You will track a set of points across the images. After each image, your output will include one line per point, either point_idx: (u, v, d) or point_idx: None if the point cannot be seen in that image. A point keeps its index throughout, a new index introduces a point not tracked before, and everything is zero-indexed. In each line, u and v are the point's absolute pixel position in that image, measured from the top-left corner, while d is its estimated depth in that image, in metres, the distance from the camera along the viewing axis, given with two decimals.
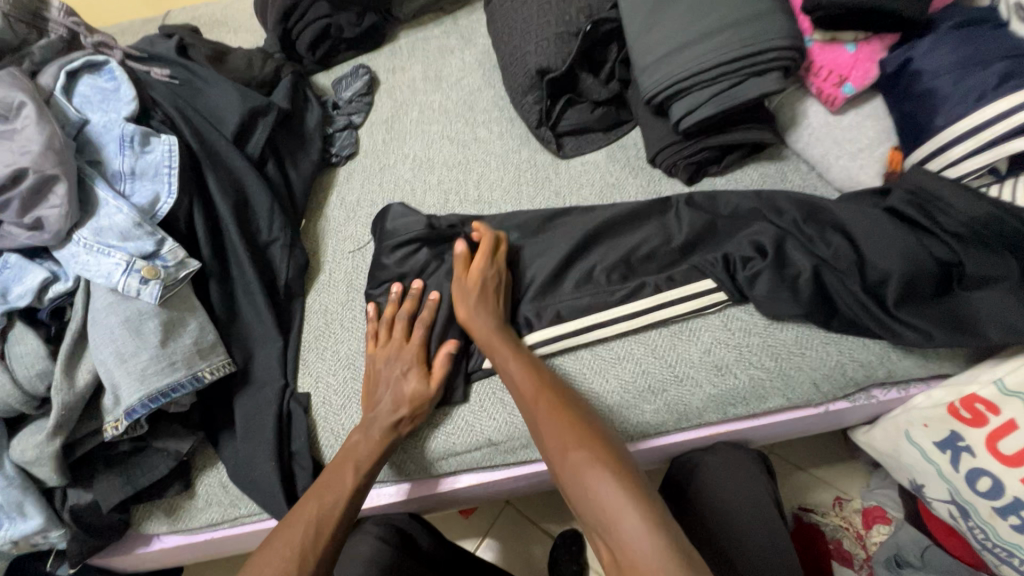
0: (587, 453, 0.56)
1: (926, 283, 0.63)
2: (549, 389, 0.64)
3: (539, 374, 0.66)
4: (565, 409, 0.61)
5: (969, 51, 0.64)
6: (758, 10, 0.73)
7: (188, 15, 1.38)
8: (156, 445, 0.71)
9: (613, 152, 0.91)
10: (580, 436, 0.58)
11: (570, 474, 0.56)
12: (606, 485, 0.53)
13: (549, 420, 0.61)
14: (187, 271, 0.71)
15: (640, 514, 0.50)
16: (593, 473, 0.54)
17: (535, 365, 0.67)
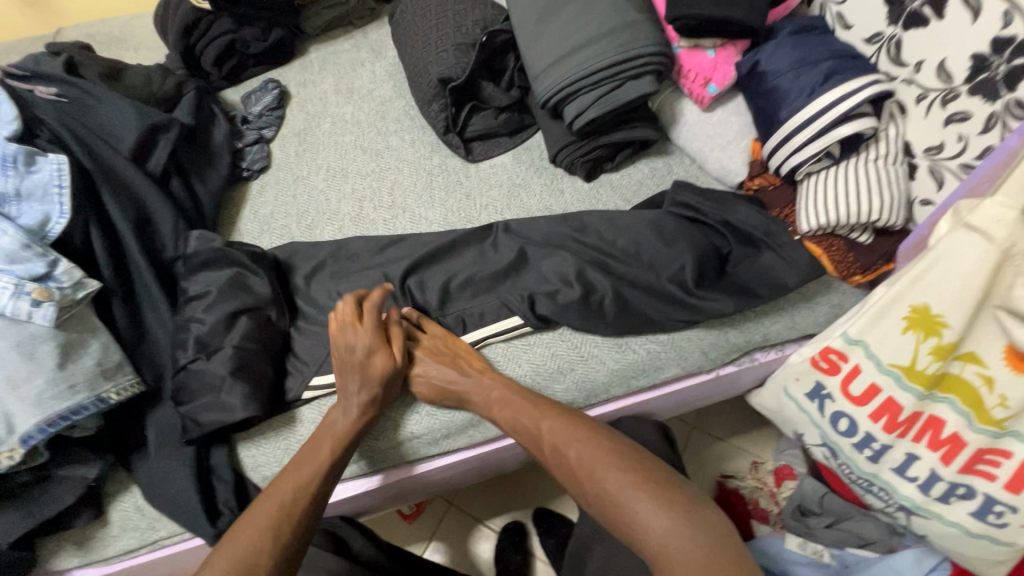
0: (603, 470, 0.61)
1: (711, 266, 0.76)
2: (550, 423, 0.66)
3: (536, 411, 0.68)
4: (582, 436, 0.64)
5: (802, 53, 0.74)
6: (629, 20, 0.82)
7: (81, 31, 1.33)
8: (60, 473, 0.69)
9: (518, 155, 0.97)
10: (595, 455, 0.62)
11: (600, 500, 0.59)
12: (635, 503, 0.57)
13: (559, 454, 0.64)
14: (86, 291, 0.70)
15: (667, 514, 0.56)
16: (617, 489, 0.59)
17: (530, 397, 0.70)
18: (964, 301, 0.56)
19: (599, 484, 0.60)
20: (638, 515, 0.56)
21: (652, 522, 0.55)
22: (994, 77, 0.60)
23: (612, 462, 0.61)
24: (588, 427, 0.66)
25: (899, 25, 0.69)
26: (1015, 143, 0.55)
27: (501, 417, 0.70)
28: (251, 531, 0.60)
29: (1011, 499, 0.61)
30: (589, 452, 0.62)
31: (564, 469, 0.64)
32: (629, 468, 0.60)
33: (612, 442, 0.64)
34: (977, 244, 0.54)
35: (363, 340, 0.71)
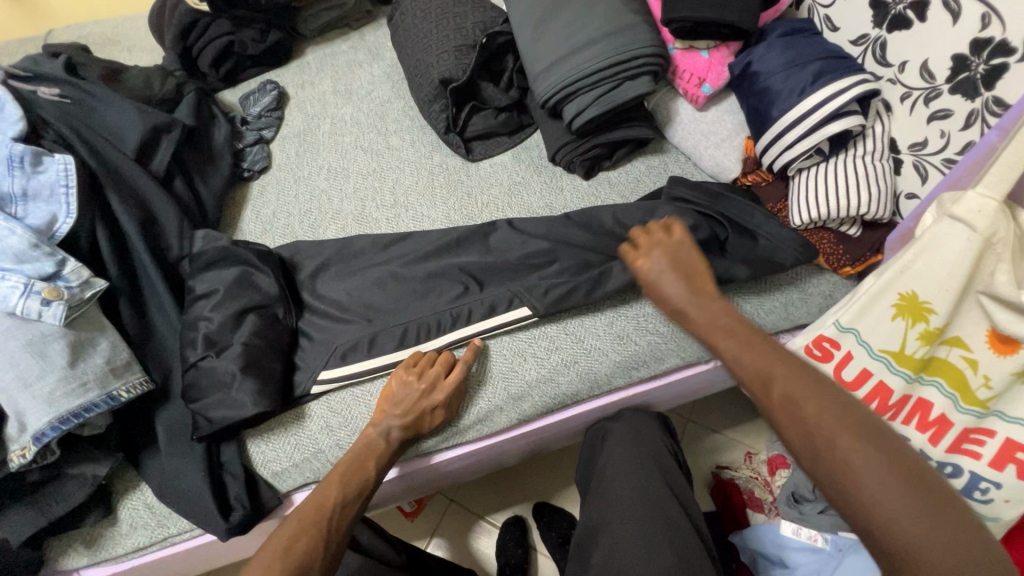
0: (873, 460, 0.41)
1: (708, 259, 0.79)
2: (770, 356, 0.49)
3: (745, 338, 0.51)
4: (811, 381, 0.47)
5: (793, 54, 0.77)
6: (626, 22, 0.84)
7: (73, 33, 1.32)
8: (70, 472, 0.69)
9: (518, 154, 0.99)
10: (862, 445, 0.42)
11: (830, 463, 0.43)
12: (891, 496, 0.40)
13: (773, 402, 0.47)
14: (93, 290, 0.70)
15: (957, 548, 0.39)
16: (880, 489, 0.41)
17: (732, 320, 0.54)
18: (950, 289, 0.59)
19: (837, 469, 0.43)
20: (896, 521, 0.40)
21: (924, 542, 0.39)
22: (974, 77, 0.63)
23: (889, 462, 0.41)
24: (841, 404, 0.45)
25: (884, 27, 0.72)
26: (994, 139, 0.58)
27: (712, 343, 0.53)
28: (299, 525, 0.63)
29: (995, 476, 0.64)
30: (835, 423, 0.44)
31: (784, 425, 0.46)
32: (920, 486, 0.40)
33: (879, 437, 0.43)
34: (962, 233, 0.56)
35: (436, 394, 0.73)
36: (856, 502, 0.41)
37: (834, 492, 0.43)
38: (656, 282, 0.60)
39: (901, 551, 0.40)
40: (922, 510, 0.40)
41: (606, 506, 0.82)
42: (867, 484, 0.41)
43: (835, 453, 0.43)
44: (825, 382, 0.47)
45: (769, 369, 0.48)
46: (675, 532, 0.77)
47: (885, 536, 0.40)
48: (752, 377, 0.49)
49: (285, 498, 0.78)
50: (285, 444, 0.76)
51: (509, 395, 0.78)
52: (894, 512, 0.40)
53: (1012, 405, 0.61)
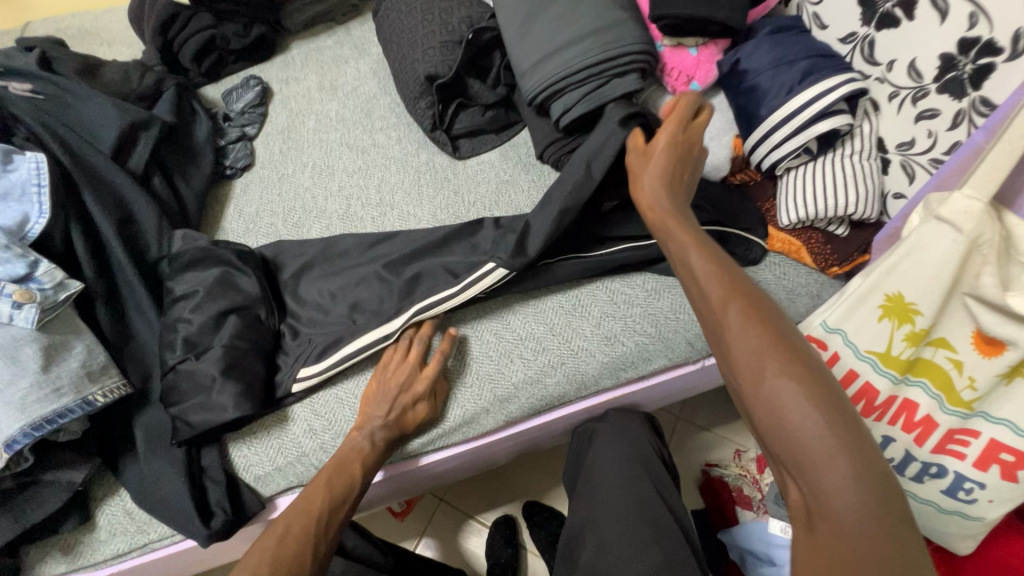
0: (800, 391, 0.42)
1: None
2: (734, 284, 0.49)
3: (716, 263, 0.51)
4: (758, 305, 0.47)
5: (781, 52, 0.77)
6: (614, 19, 0.83)
7: (51, 26, 1.29)
8: (45, 478, 0.67)
9: (505, 152, 0.98)
10: (794, 376, 0.43)
11: (754, 374, 0.45)
12: (799, 410, 0.42)
13: (722, 326, 0.48)
14: (68, 292, 0.68)
15: (863, 482, 0.40)
16: (800, 417, 0.42)
17: (708, 248, 0.53)
18: (936, 289, 0.59)
19: (765, 394, 0.44)
20: (803, 430, 0.42)
21: (834, 470, 0.40)
22: (961, 76, 0.63)
23: (812, 393, 0.42)
24: (787, 337, 0.46)
25: (872, 26, 0.72)
26: (980, 140, 0.58)
27: (684, 270, 0.53)
28: (288, 533, 0.62)
29: (979, 476, 0.64)
30: (776, 355, 0.44)
31: (728, 349, 0.47)
32: (841, 418, 0.42)
33: (813, 371, 0.44)
34: (948, 234, 0.56)
35: (416, 383, 0.73)
36: (776, 426, 0.43)
37: (761, 417, 0.44)
38: (644, 178, 0.61)
39: (809, 473, 0.41)
40: (837, 442, 0.41)
41: (593, 507, 0.81)
42: (782, 398, 0.43)
43: (767, 379, 0.44)
44: (779, 318, 0.47)
45: (728, 294, 0.48)
46: (663, 534, 0.76)
47: (798, 458, 0.42)
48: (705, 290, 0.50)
49: (269, 502, 0.77)
50: (269, 447, 0.75)
51: (495, 396, 0.77)
52: (811, 438, 0.41)
53: (996, 406, 0.62)
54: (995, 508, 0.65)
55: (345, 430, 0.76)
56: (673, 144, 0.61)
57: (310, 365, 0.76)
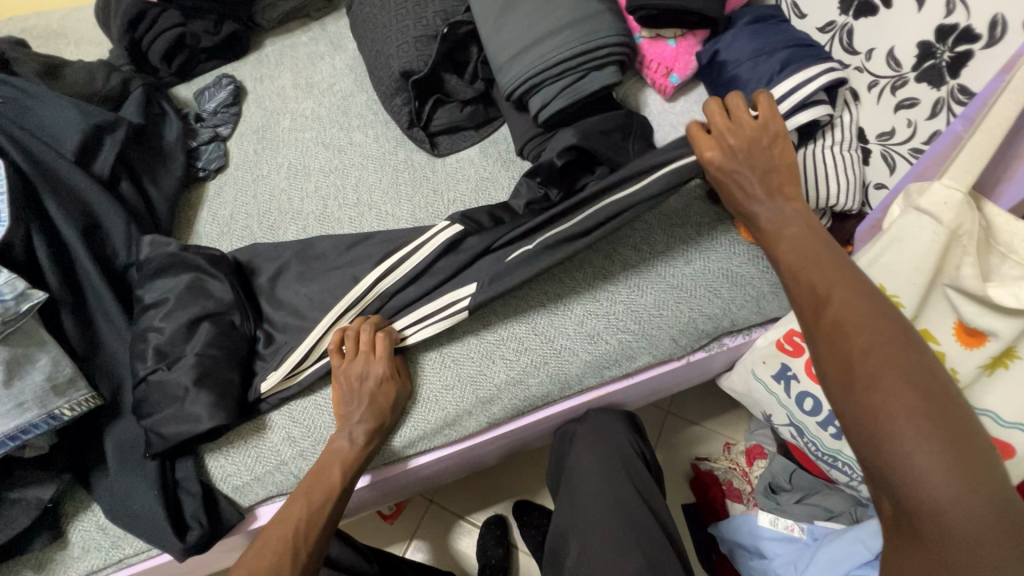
0: (903, 402, 0.42)
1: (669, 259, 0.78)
2: (842, 284, 0.49)
3: (825, 263, 0.52)
4: (878, 318, 0.46)
5: (760, 42, 0.76)
6: (590, 11, 0.81)
7: (15, 26, 1.24)
8: (13, 496, 0.65)
9: (485, 148, 0.96)
10: (900, 386, 0.43)
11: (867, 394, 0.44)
12: (910, 430, 0.41)
13: (828, 325, 0.48)
14: (31, 303, 0.65)
15: (971, 498, 0.39)
16: (904, 429, 0.41)
17: (815, 247, 0.54)
18: (917, 282, 0.58)
19: (870, 400, 0.43)
20: (914, 454, 0.41)
21: (938, 483, 0.40)
22: (940, 64, 0.62)
23: (919, 403, 0.42)
24: (896, 338, 0.45)
25: (850, 14, 0.71)
26: (959, 129, 0.57)
27: (787, 268, 0.54)
28: (265, 549, 0.61)
29: None
30: (881, 360, 0.44)
31: (831, 350, 0.47)
32: (949, 432, 0.41)
33: (924, 383, 0.43)
34: (928, 225, 0.55)
35: (372, 369, 0.71)
36: (875, 436, 0.43)
37: (859, 420, 0.44)
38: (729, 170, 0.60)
39: (905, 486, 0.41)
40: (943, 460, 0.40)
41: (575, 511, 0.81)
42: (895, 418, 0.42)
43: (865, 382, 0.44)
44: (892, 323, 0.46)
45: (832, 291, 0.49)
46: (643, 536, 0.76)
47: (893, 469, 0.41)
48: (811, 302, 0.50)
49: (249, 512, 0.75)
50: (245, 458, 0.73)
51: (477, 398, 0.76)
52: (915, 451, 0.41)
53: (978, 396, 0.61)
54: None
55: (324, 436, 0.74)
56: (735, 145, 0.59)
57: (280, 370, 0.74)
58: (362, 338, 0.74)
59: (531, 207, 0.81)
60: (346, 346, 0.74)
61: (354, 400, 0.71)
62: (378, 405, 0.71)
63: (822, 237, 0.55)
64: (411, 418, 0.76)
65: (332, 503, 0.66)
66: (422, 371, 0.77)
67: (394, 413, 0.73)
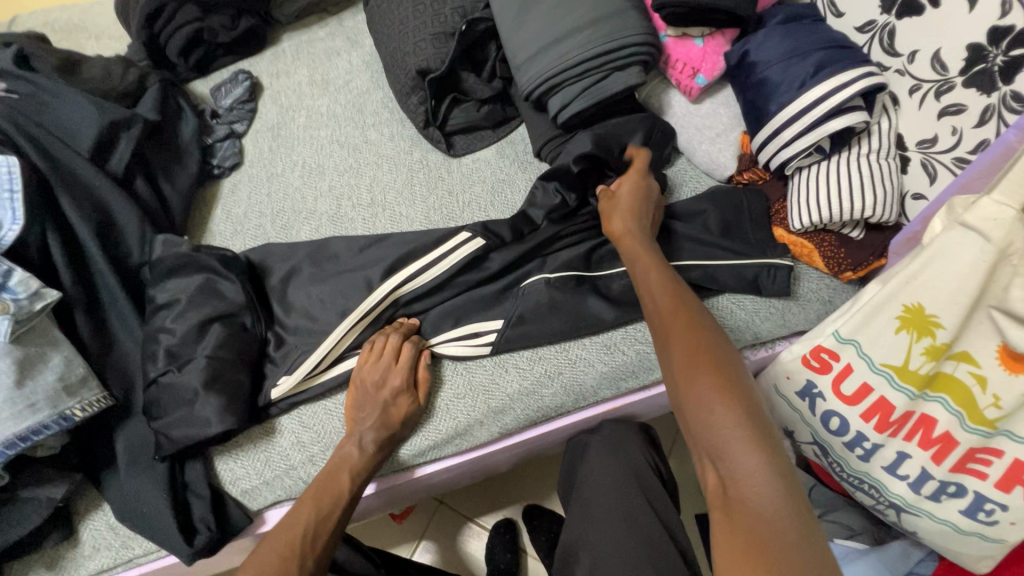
0: (715, 392, 0.49)
1: (694, 268, 0.74)
2: (684, 298, 0.58)
3: (667, 280, 0.61)
4: (697, 327, 0.54)
5: (794, 43, 0.72)
6: (614, 8, 0.78)
7: (38, 20, 1.25)
8: (24, 495, 0.65)
9: (502, 148, 0.94)
10: (715, 379, 0.49)
11: (689, 391, 0.50)
12: (717, 410, 0.48)
13: (666, 335, 0.56)
14: (45, 302, 0.66)
15: (765, 471, 0.44)
16: (717, 411, 0.48)
17: (661, 270, 0.63)
18: (959, 302, 0.54)
19: (691, 392, 0.50)
20: (718, 422, 0.47)
21: (737, 456, 0.45)
22: (991, 69, 0.58)
23: (725, 392, 0.49)
24: (717, 343, 0.53)
25: (893, 14, 0.67)
26: (1011, 138, 0.53)
27: (644, 284, 0.63)
28: (269, 555, 0.59)
29: (1000, 497, 0.61)
30: (708, 359, 0.51)
31: (672, 354, 0.54)
32: (750, 413, 0.47)
33: (731, 379, 0.50)
34: (974, 243, 0.51)
35: (392, 377, 0.71)
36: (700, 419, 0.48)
37: (685, 411, 0.50)
38: (626, 241, 0.69)
39: (726, 461, 0.46)
40: (750, 436, 0.46)
41: (587, 525, 0.79)
42: (707, 403, 0.48)
43: (687, 371, 0.51)
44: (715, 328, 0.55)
45: (678, 308, 0.57)
46: (657, 553, 0.74)
47: (715, 448, 0.47)
48: (658, 310, 0.59)
49: (257, 516, 0.75)
50: (254, 462, 0.73)
51: (488, 407, 0.74)
52: (729, 429, 0.47)
53: (1021, 425, 0.57)
54: (1017, 530, 0.62)
55: (334, 442, 0.73)
56: (638, 190, 0.74)
57: (294, 372, 0.73)
58: (389, 344, 0.74)
59: (551, 214, 0.79)
60: (369, 352, 0.74)
61: (368, 406, 0.70)
62: (394, 416, 0.70)
63: (661, 263, 0.65)
64: (420, 428, 0.74)
65: (339, 510, 0.64)
66: (439, 380, 0.76)
67: (406, 423, 0.71)
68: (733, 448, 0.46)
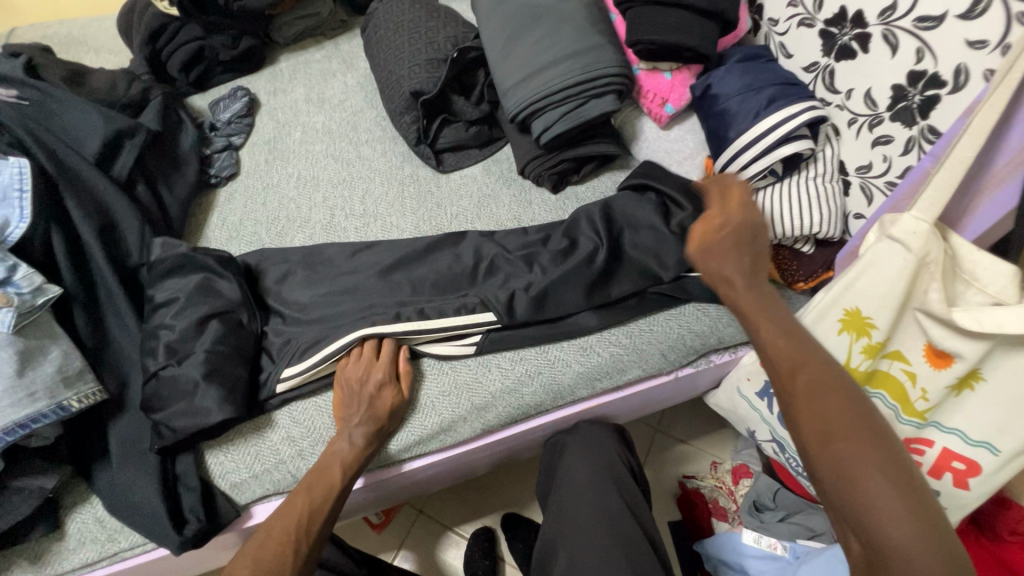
0: (870, 464, 0.47)
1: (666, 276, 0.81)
2: (810, 353, 0.54)
3: (780, 323, 0.57)
4: (831, 387, 0.51)
5: (750, 79, 0.81)
6: (592, 42, 0.87)
7: (38, 33, 1.29)
8: (16, 485, 0.66)
9: (488, 166, 1.00)
10: (872, 449, 0.48)
11: (841, 464, 0.48)
12: (879, 487, 0.46)
13: (792, 393, 0.53)
14: (46, 297, 0.69)
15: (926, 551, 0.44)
16: (866, 484, 0.47)
17: (777, 314, 0.57)
18: (889, 305, 0.62)
19: (844, 466, 0.48)
20: (877, 501, 0.46)
21: (897, 535, 0.45)
22: (911, 106, 0.67)
23: (876, 460, 0.47)
24: (848, 404, 0.50)
25: (832, 57, 0.76)
26: (928, 165, 0.62)
27: (755, 326, 0.58)
28: (269, 540, 0.63)
29: (933, 484, 0.68)
30: (851, 423, 0.50)
31: (800, 414, 0.52)
32: (902, 487, 0.46)
33: (884, 443, 0.48)
34: (899, 253, 0.59)
35: (375, 373, 0.74)
36: (854, 496, 0.47)
37: (832, 482, 0.49)
38: (734, 282, 0.60)
39: (881, 536, 0.46)
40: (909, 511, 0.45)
41: (564, 519, 0.84)
42: (872, 476, 0.47)
43: (831, 441, 0.49)
44: (844, 387, 0.52)
45: (804, 360, 0.54)
46: (626, 544, 0.79)
47: (874, 527, 0.46)
48: (785, 361, 0.54)
49: (245, 510, 0.77)
50: (247, 458, 0.75)
51: (472, 405, 0.78)
52: (876, 503, 0.46)
53: (946, 416, 0.65)
54: (950, 514, 0.69)
55: (324, 437, 0.76)
56: (740, 242, 0.61)
57: (293, 366, 0.77)
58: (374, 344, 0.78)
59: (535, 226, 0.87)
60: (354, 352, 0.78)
61: (356, 401, 0.74)
62: (382, 410, 0.73)
63: (773, 308, 0.58)
64: (407, 424, 0.78)
65: (334, 499, 0.67)
66: (422, 379, 0.80)
67: (393, 417, 0.75)
68: (892, 529, 0.45)
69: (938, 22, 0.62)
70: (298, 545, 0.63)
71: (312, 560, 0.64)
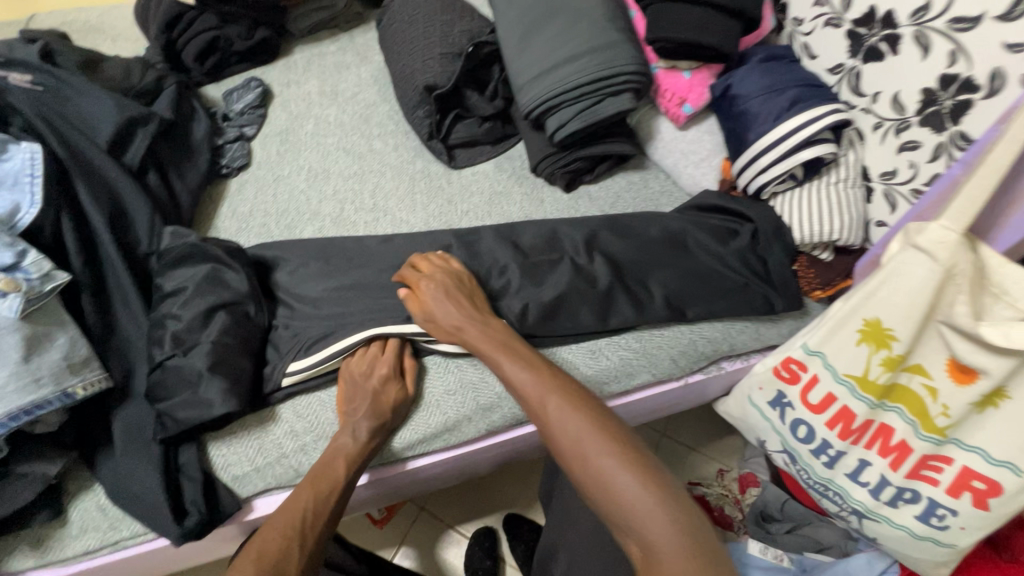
0: (613, 465, 0.54)
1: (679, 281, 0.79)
2: (550, 384, 0.61)
3: (529, 365, 0.64)
4: (578, 403, 0.59)
5: (773, 79, 0.79)
6: (611, 39, 0.85)
7: (57, 20, 1.29)
8: (19, 471, 0.66)
9: (500, 163, 0.99)
10: (613, 450, 0.55)
11: (589, 471, 0.55)
12: (621, 482, 0.53)
13: (544, 415, 0.60)
14: (54, 283, 0.68)
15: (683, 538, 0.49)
16: (618, 490, 0.53)
17: (517, 353, 0.66)
18: (912, 317, 0.60)
19: (586, 470, 0.55)
20: (626, 497, 0.52)
21: (648, 529, 0.50)
22: (942, 111, 0.65)
23: (623, 464, 0.54)
24: (593, 415, 0.59)
25: (858, 58, 0.74)
26: (957, 172, 0.59)
27: (507, 367, 0.65)
28: (274, 535, 0.62)
29: (951, 503, 0.66)
30: (598, 438, 0.56)
31: (558, 433, 0.58)
32: (642, 473, 0.53)
33: (627, 443, 0.56)
34: (925, 263, 0.57)
35: (380, 368, 0.74)
36: (604, 495, 0.53)
37: (588, 490, 0.55)
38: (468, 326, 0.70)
39: (639, 534, 0.50)
40: (652, 503, 0.51)
41: (567, 524, 0.82)
42: (612, 480, 0.53)
43: (589, 459, 0.55)
44: (586, 400, 0.60)
45: (545, 390, 0.61)
46: None
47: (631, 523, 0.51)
48: (530, 395, 0.62)
49: (246, 503, 0.76)
50: (249, 451, 0.74)
51: (478, 405, 0.77)
52: (629, 504, 0.51)
53: (968, 434, 0.63)
54: (967, 535, 0.66)
55: (328, 432, 0.76)
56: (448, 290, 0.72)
57: (298, 360, 0.76)
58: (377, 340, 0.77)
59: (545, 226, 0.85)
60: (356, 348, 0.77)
61: (360, 396, 0.73)
62: (386, 405, 0.72)
63: (506, 352, 0.66)
64: (410, 421, 0.77)
65: (335, 498, 0.66)
66: (426, 377, 0.79)
67: (396, 413, 0.74)
68: (648, 522, 0.50)
69: (976, 23, 0.60)
70: (303, 540, 0.63)
71: (315, 556, 0.63)
